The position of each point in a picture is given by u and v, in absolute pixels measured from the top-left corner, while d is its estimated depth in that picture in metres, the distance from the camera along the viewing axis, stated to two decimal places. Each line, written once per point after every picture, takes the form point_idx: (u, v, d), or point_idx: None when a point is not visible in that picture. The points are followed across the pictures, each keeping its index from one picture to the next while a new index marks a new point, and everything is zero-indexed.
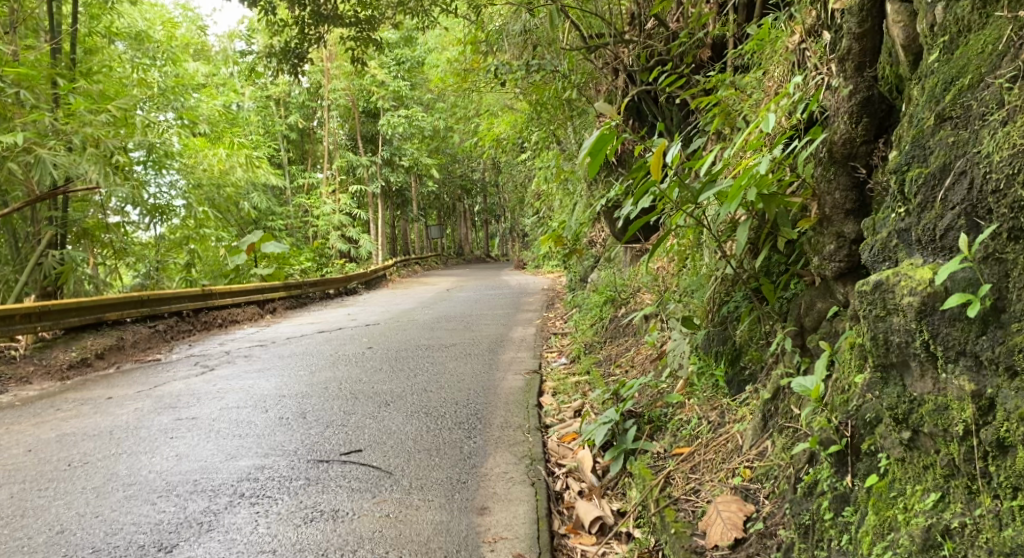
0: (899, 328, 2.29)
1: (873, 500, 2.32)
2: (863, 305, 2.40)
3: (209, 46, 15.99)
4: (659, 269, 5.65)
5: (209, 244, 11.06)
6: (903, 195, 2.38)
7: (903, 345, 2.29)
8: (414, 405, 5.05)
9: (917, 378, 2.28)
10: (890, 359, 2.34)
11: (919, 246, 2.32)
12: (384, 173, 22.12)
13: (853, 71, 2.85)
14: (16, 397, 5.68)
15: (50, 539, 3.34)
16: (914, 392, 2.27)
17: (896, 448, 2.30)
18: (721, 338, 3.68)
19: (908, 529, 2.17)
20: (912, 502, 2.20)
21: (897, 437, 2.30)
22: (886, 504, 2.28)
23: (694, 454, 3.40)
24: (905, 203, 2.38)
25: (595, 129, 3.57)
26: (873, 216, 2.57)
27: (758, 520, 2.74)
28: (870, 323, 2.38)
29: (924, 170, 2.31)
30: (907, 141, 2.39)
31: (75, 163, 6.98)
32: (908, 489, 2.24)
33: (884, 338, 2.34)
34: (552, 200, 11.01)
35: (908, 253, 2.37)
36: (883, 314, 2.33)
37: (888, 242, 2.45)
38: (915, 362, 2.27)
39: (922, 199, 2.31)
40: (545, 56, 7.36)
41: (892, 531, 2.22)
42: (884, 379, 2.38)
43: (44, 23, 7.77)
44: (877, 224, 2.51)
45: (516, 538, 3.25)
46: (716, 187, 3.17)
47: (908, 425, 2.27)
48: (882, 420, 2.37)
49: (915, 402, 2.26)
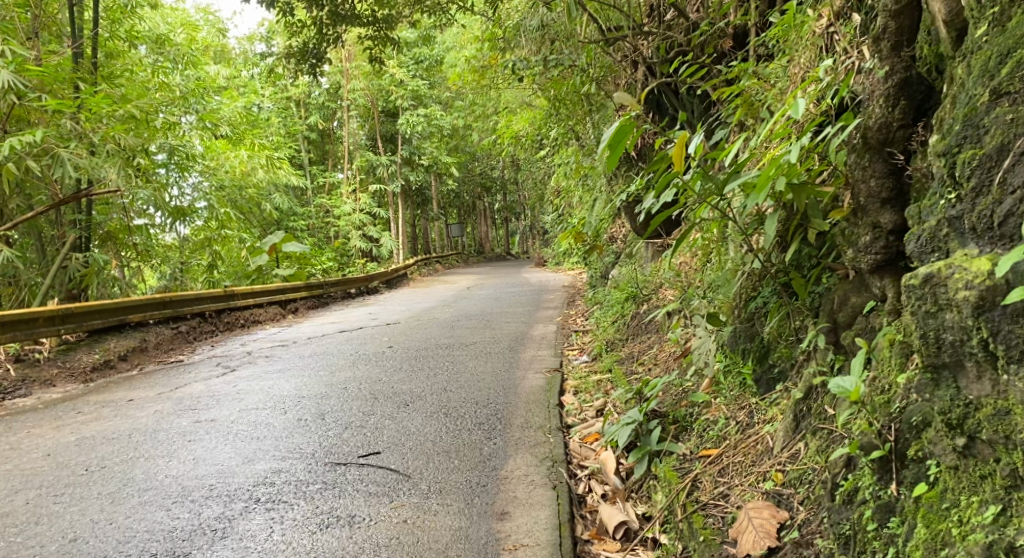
0: (953, 325, 2.14)
1: (923, 511, 2.18)
2: (910, 301, 2.25)
3: (229, 48, 15.96)
4: (683, 264, 5.51)
5: (231, 246, 11.03)
6: (954, 179, 2.25)
7: (958, 343, 2.14)
8: (433, 405, 4.95)
9: (972, 380, 2.13)
10: (942, 359, 2.19)
11: (973, 234, 2.19)
12: (403, 172, 22.04)
13: (889, 51, 2.68)
14: (38, 401, 5.64)
15: (62, 548, 3.26)
16: (969, 395, 2.13)
17: (947, 456, 2.17)
18: (749, 335, 3.54)
19: (965, 545, 2.04)
20: (968, 515, 2.07)
21: (949, 444, 2.16)
22: (937, 517, 2.14)
23: (722, 456, 3.24)
24: (956, 188, 2.24)
25: (614, 120, 3.43)
26: (917, 204, 2.42)
27: (793, 527, 2.59)
28: (919, 320, 2.23)
29: (978, 151, 2.17)
30: (957, 121, 2.25)
31: (96, 166, 6.89)
32: (963, 500, 2.10)
33: (935, 336, 2.19)
34: (572, 196, 10.87)
35: (961, 243, 2.23)
36: (934, 310, 2.18)
37: (937, 231, 2.32)
38: (970, 362, 2.13)
39: (977, 183, 2.18)
40: (563, 51, 7.22)
41: (946, 546, 2.08)
42: (935, 382, 2.22)
43: (67, 29, 7.74)
44: (923, 211, 2.38)
45: (538, 546, 3.13)
46: (743, 176, 3.03)
47: (962, 432, 2.13)
48: (932, 424, 2.25)
49: (970, 406, 2.12)
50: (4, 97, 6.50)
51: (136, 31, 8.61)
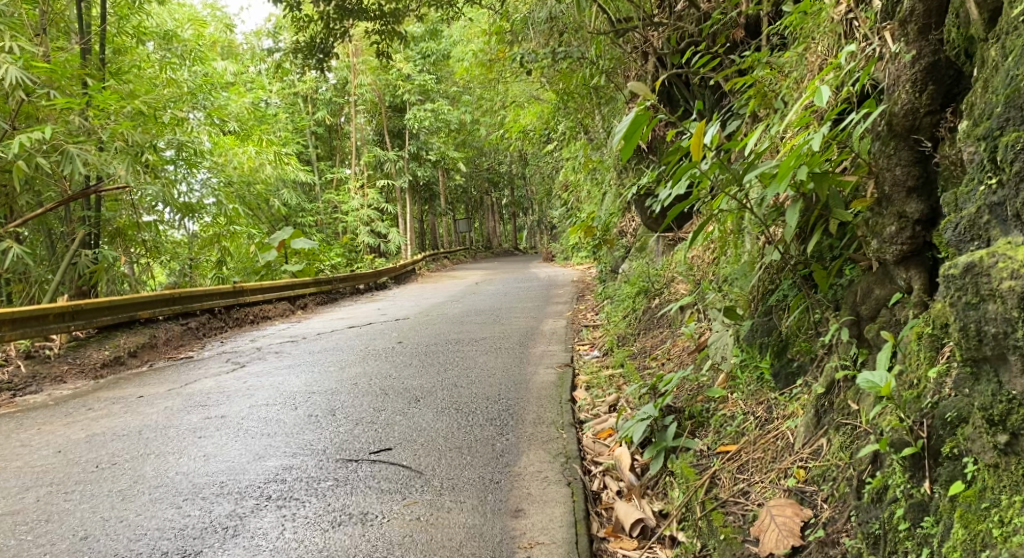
0: (995, 317, 2.08)
1: (960, 511, 2.12)
2: (949, 292, 2.19)
3: (236, 44, 15.91)
4: (696, 258, 5.44)
5: (241, 242, 10.95)
6: (995, 163, 2.20)
7: (1001, 336, 2.07)
8: (444, 401, 4.91)
9: (1016, 374, 2.06)
10: (983, 352, 2.13)
11: (1018, 221, 2.14)
12: (410, 168, 21.97)
13: (916, 35, 2.60)
14: (49, 397, 5.63)
15: (73, 546, 3.22)
16: (1012, 391, 2.06)
17: (986, 453, 2.11)
18: (768, 329, 3.49)
19: (1007, 547, 1.97)
20: (1009, 515, 2.00)
21: (989, 441, 2.10)
22: (975, 517, 2.07)
23: (741, 452, 3.18)
24: (997, 172, 2.19)
25: (629, 111, 3.37)
26: (953, 190, 2.36)
27: (818, 526, 2.53)
28: (958, 311, 2.17)
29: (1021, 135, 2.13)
30: (999, 103, 2.20)
31: (105, 162, 6.84)
32: (1003, 500, 2.03)
33: (975, 329, 2.13)
34: (580, 190, 10.81)
35: (1004, 231, 2.17)
36: (975, 301, 2.12)
37: (978, 218, 2.25)
38: (1014, 356, 2.06)
39: (1021, 167, 2.13)
40: (572, 43, 7.13)
41: (987, 547, 2.01)
42: (975, 376, 2.16)
43: (75, 25, 7.69)
44: (960, 199, 2.31)
45: (554, 543, 3.08)
46: (762, 167, 2.97)
47: (1004, 428, 2.07)
48: (970, 420, 2.18)
49: (1014, 402, 2.05)
50: (14, 93, 6.45)
51: (144, 26, 8.57)
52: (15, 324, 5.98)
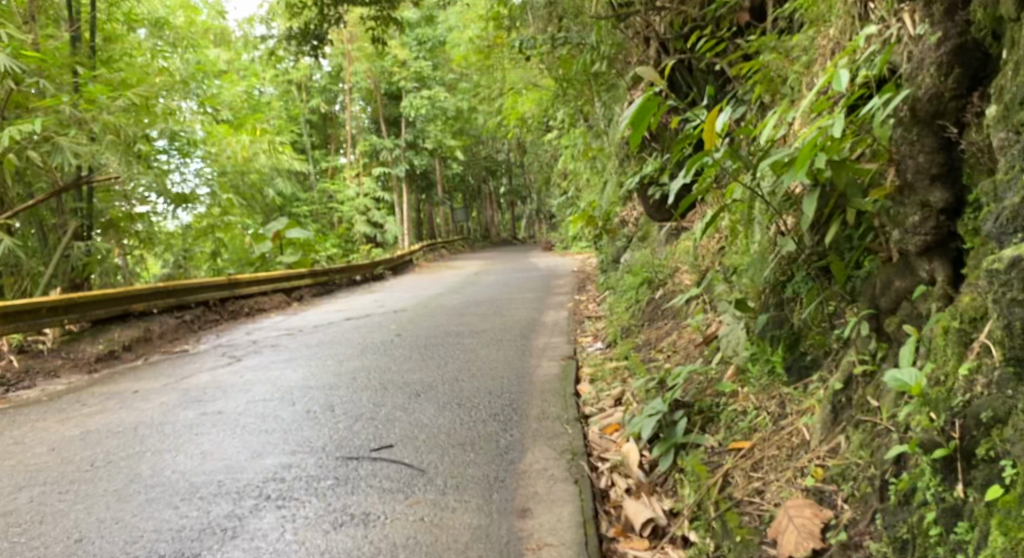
0: None
1: (999, 518, 1.98)
2: (993, 287, 2.11)
3: (231, 31, 15.68)
4: (702, 248, 5.34)
5: (235, 233, 10.69)
6: None
7: None
8: (445, 395, 4.81)
9: None
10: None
11: None
12: (409, 157, 21.58)
13: (943, 15, 2.53)
14: (44, 392, 5.52)
15: (67, 549, 3.12)
16: None
17: None
18: (778, 322, 3.41)
19: None
20: None
21: None
22: (1017, 525, 1.94)
23: (755, 449, 3.09)
24: None
25: (636, 97, 3.21)
26: (993, 179, 2.27)
27: (839, 528, 2.45)
28: (1001, 307, 2.09)
29: None
30: None
31: (98, 152, 6.72)
32: None
33: (1021, 325, 2.04)
34: (580, 177, 10.67)
35: None
36: (1021, 297, 2.03)
37: (1022, 209, 2.13)
38: None
39: None
40: (571, 29, 6.97)
41: None
42: (1018, 376, 2.07)
43: (65, 13, 7.52)
44: (1000, 188, 2.22)
45: (563, 545, 2.98)
46: (777, 155, 2.85)
47: None
48: (1011, 421, 2.05)
49: None
50: (3, 82, 6.36)
51: (135, 14, 8.40)
52: (8, 318, 5.88)
